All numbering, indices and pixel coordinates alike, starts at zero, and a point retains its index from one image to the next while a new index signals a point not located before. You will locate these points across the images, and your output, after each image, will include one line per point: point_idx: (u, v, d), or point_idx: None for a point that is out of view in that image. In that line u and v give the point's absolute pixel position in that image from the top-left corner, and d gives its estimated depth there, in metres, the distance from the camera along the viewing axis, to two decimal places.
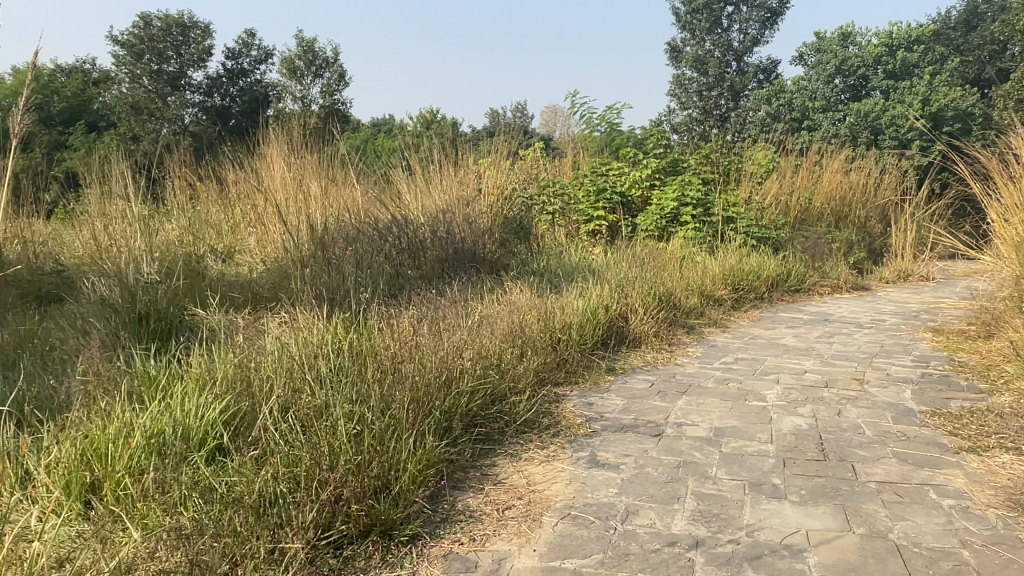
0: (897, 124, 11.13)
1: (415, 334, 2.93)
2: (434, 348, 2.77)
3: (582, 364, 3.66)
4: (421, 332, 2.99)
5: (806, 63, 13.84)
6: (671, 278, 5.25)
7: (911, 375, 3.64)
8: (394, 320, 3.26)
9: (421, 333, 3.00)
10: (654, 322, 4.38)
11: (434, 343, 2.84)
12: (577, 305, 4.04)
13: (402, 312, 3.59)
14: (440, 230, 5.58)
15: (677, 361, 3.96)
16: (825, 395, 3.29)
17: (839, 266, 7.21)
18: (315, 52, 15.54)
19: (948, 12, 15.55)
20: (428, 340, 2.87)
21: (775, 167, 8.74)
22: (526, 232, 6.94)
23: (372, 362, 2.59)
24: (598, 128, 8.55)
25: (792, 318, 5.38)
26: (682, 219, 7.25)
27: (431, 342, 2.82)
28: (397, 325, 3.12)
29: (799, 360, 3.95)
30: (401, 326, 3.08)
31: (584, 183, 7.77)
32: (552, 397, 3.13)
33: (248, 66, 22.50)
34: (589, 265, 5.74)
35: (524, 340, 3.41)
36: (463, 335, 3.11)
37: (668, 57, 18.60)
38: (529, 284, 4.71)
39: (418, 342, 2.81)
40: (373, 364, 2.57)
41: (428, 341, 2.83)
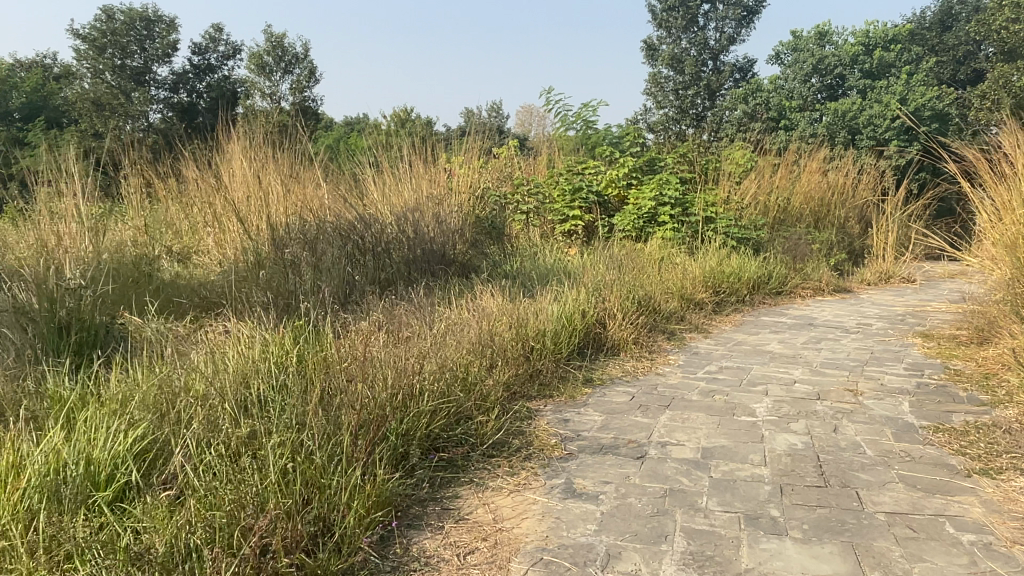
0: (874, 123, 11.04)
1: (370, 347, 2.64)
2: (390, 362, 2.48)
3: (556, 375, 3.39)
4: (377, 344, 2.70)
5: (782, 62, 13.72)
6: (650, 281, 5.00)
7: (906, 385, 3.42)
8: (348, 332, 2.97)
9: (378, 345, 2.70)
10: (633, 328, 4.13)
11: (390, 356, 2.54)
12: (550, 311, 3.77)
13: (360, 323, 3.30)
14: (408, 230, 5.28)
15: (658, 371, 3.70)
16: (818, 408, 3.05)
17: (820, 267, 7.02)
18: (285, 48, 15.15)
19: (923, 13, 15.54)
20: (384, 353, 2.58)
21: (754, 167, 8.56)
22: (499, 231, 6.65)
23: (318, 381, 2.29)
24: (573, 126, 8.31)
25: (775, 322, 5.16)
26: (661, 219, 7.02)
27: (387, 355, 2.53)
28: (353, 337, 2.82)
29: (788, 369, 3.71)
30: (355, 338, 2.78)
31: (559, 182, 7.52)
32: (523, 414, 2.84)
33: (216, 62, 21.97)
34: (565, 267, 5.48)
35: (492, 351, 3.14)
36: (425, 347, 2.82)
37: (644, 55, 18.43)
38: (501, 288, 4.43)
39: (373, 356, 2.51)
40: (318, 383, 2.28)
41: (384, 354, 2.53)
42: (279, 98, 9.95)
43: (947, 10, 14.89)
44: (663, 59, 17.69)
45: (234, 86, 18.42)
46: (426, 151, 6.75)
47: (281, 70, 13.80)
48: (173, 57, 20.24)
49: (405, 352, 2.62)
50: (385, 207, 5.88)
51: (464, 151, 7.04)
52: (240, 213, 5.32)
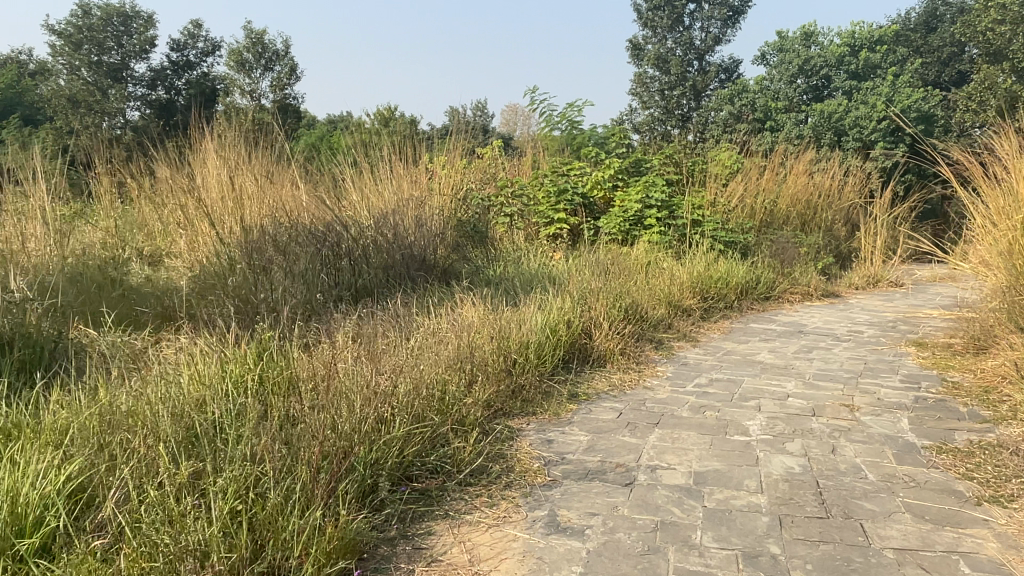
0: (860, 125, 10.96)
1: (340, 366, 2.46)
2: (360, 383, 2.30)
3: (540, 391, 3.21)
4: (348, 361, 2.51)
5: (768, 62, 13.63)
6: (637, 287, 4.84)
7: (904, 399, 3.28)
8: (318, 347, 2.78)
9: (348, 362, 2.52)
10: (619, 338, 3.97)
11: (360, 376, 2.36)
12: (534, 322, 3.60)
13: (332, 338, 3.11)
14: (387, 233, 5.09)
15: (646, 384, 3.53)
16: (814, 426, 2.89)
17: (808, 272, 6.89)
18: (265, 45, 14.86)
19: (908, 14, 15.51)
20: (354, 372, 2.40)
21: (741, 169, 8.44)
22: (482, 234, 6.47)
23: (279, 406, 2.10)
24: (558, 127, 8.15)
25: (765, 330, 5.02)
26: (647, 222, 6.87)
27: (357, 375, 2.34)
28: (322, 354, 2.64)
29: (780, 382, 3.56)
30: (325, 355, 2.60)
31: (544, 184, 7.35)
32: (504, 436, 2.66)
33: (195, 58, 21.61)
34: (549, 273, 5.31)
35: (473, 367, 2.96)
36: (399, 364, 2.63)
37: (629, 55, 18.31)
38: (482, 296, 4.26)
39: (343, 376, 2.33)
40: (278, 408, 2.09)
41: (355, 374, 2.34)
42: (257, 96, 9.73)
43: (931, 11, 14.86)
44: (648, 59, 17.59)
45: (213, 82, 18.11)
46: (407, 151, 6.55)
47: (261, 67, 13.54)
48: (150, 52, 19.85)
49: (377, 371, 2.44)
50: (365, 211, 5.68)
51: (447, 151, 6.85)
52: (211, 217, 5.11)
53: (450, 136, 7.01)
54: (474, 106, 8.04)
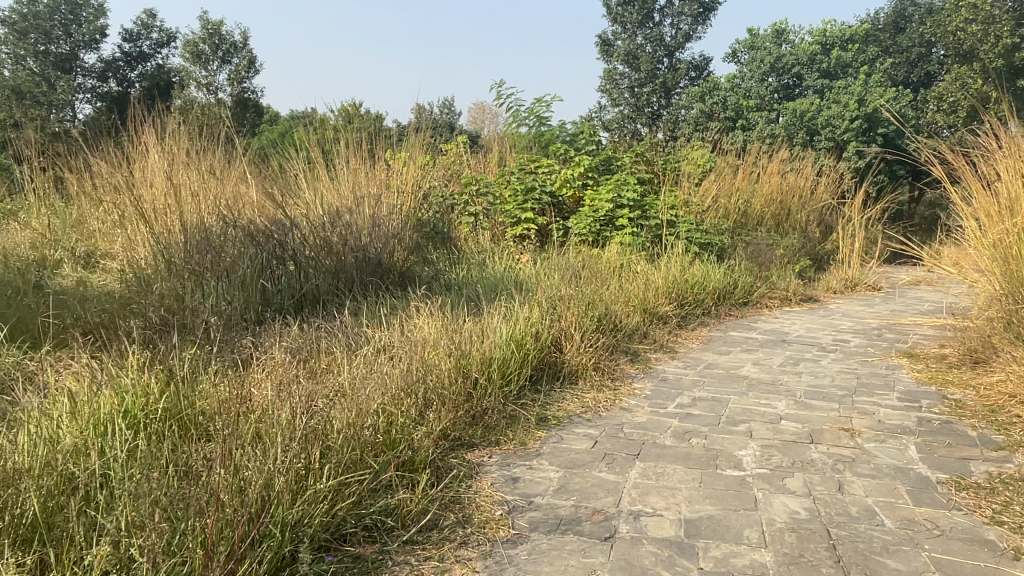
0: (833, 124, 10.90)
1: (260, 403, 2.07)
2: (282, 426, 1.91)
3: (503, 417, 2.82)
4: (272, 392, 2.12)
5: (738, 60, 13.45)
6: (610, 294, 4.49)
7: (907, 421, 2.97)
8: (241, 378, 2.39)
9: (273, 394, 2.13)
10: (593, 352, 3.60)
11: (283, 416, 1.97)
12: (496, 334, 3.21)
13: (264, 364, 2.70)
14: (340, 234, 4.65)
15: (623, 405, 3.17)
16: (815, 456, 2.55)
17: (786, 276, 6.63)
18: (222, 36, 14.25)
19: (877, 13, 15.46)
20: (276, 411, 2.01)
21: (714, 169, 8.18)
22: (446, 234, 6.05)
23: (175, 458, 1.71)
24: (526, 123, 7.78)
25: (746, 339, 4.70)
26: (619, 222, 6.54)
27: (281, 416, 1.95)
28: (243, 386, 2.25)
29: (770, 401, 3.23)
30: (247, 387, 2.20)
31: (511, 181, 6.97)
32: (461, 474, 2.26)
33: (148, 49, 20.84)
34: (517, 277, 4.93)
35: (426, 394, 2.58)
36: (336, 400, 2.24)
37: (598, 50, 18.00)
38: (441, 304, 3.86)
39: (262, 422, 1.94)
40: (174, 460, 1.70)
41: (280, 416, 1.95)
42: (213, 87, 9.22)
43: (900, 11, 14.82)
44: (618, 56, 17.32)
45: (167, 75, 17.34)
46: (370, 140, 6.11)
47: (217, 58, 12.98)
48: (101, 42, 19.02)
49: (305, 405, 2.05)
50: (317, 208, 5.23)
51: (410, 145, 6.43)
52: (145, 209, 4.61)
53: (412, 128, 6.59)
54: (441, 101, 7.64)
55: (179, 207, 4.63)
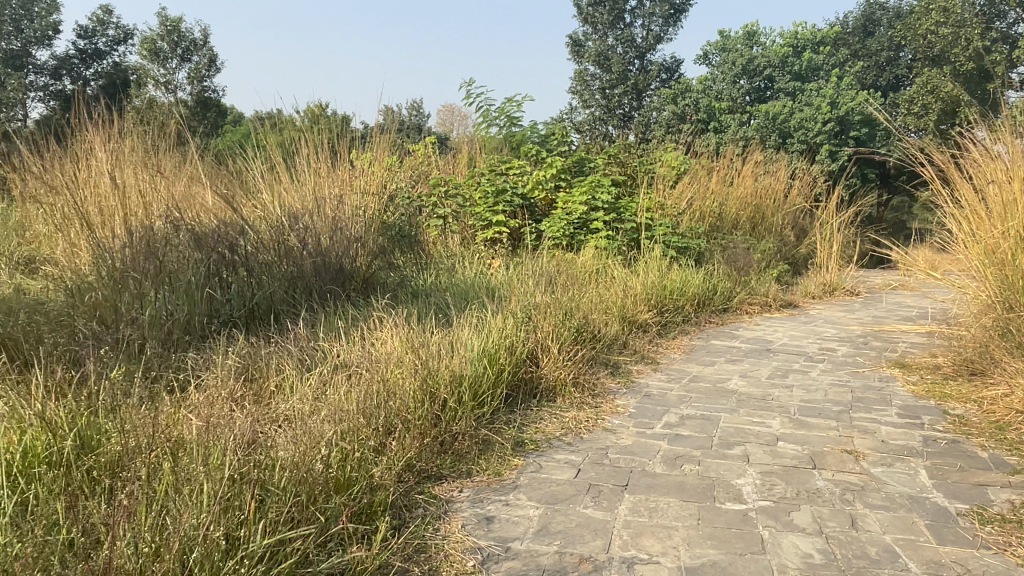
0: (806, 127, 10.84)
1: (185, 449, 1.79)
2: (207, 477, 1.63)
3: (476, 443, 2.53)
4: (202, 432, 1.84)
5: (710, 62, 13.36)
6: (588, 301, 4.23)
7: (912, 442, 2.75)
8: (171, 414, 2.10)
9: (203, 434, 1.84)
10: (572, 367, 3.33)
11: (210, 465, 1.69)
12: (466, 347, 2.92)
13: (202, 395, 2.41)
14: (298, 237, 4.31)
15: (607, 425, 2.89)
16: (821, 485, 2.31)
17: (765, 282, 6.43)
18: (182, 33, 13.72)
19: (846, 16, 15.51)
20: (203, 457, 1.73)
21: (689, 171, 7.99)
22: (413, 237, 5.73)
23: (68, 522, 1.43)
24: (496, 124, 7.51)
25: (729, 348, 4.47)
26: (593, 226, 6.30)
27: (207, 464, 1.68)
28: (171, 424, 1.96)
29: (764, 420, 2.99)
30: (174, 426, 1.91)
31: (480, 183, 6.68)
32: (428, 517, 1.98)
33: (104, 46, 20.15)
34: (489, 284, 4.65)
35: (388, 421, 2.30)
36: (279, 436, 1.96)
37: (569, 51, 17.78)
38: (407, 314, 3.56)
39: (187, 470, 1.65)
40: (66, 527, 1.42)
41: (207, 466, 1.67)
42: (171, 85, 8.80)
43: (868, 15, 14.88)
44: (588, 56, 17.13)
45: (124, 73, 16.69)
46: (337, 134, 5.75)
47: (177, 56, 12.47)
48: (54, 38, 18.25)
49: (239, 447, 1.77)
50: (276, 210, 4.89)
51: (376, 145, 6.13)
52: (87, 212, 4.23)
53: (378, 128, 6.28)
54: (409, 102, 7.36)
55: (123, 207, 4.26)
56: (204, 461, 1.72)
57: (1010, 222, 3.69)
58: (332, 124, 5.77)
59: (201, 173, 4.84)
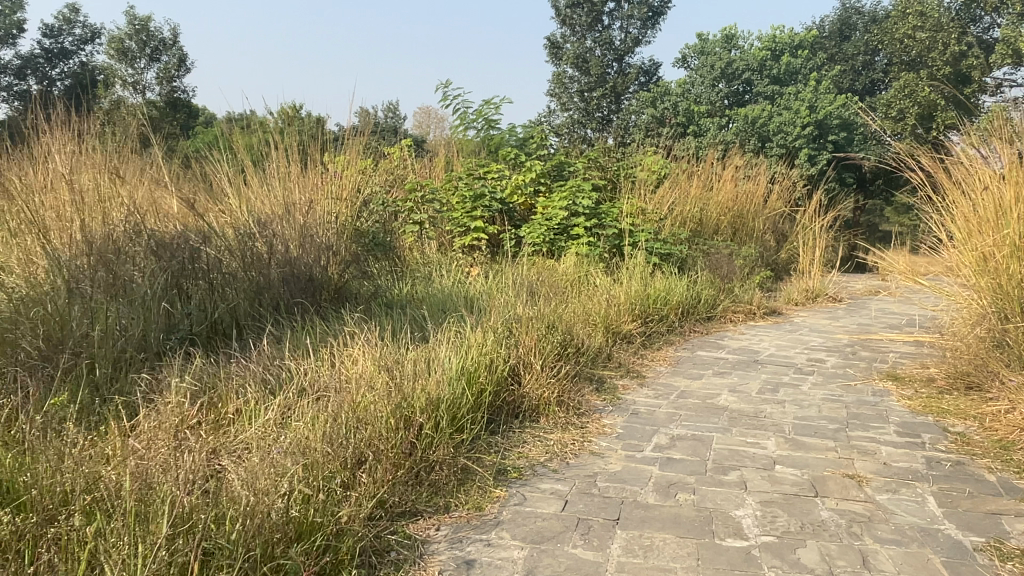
0: (785, 131, 10.80)
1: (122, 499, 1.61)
2: (139, 543, 1.46)
3: (455, 472, 2.34)
4: (144, 479, 1.67)
5: (688, 66, 13.30)
6: (570, 312, 4.06)
7: (916, 464, 2.61)
8: (116, 453, 1.93)
9: (145, 483, 1.68)
10: (556, 385, 3.15)
11: (146, 526, 1.53)
12: (443, 367, 2.75)
13: (154, 425, 2.22)
14: (266, 247, 4.09)
15: (594, 449, 2.71)
16: (825, 515, 2.15)
17: (748, 289, 6.31)
18: (151, 32, 13.32)
19: (822, 21, 15.59)
20: (139, 516, 1.56)
21: (670, 175, 7.87)
22: (388, 243, 5.52)
23: None
24: (474, 127, 7.33)
25: (716, 360, 4.31)
26: (574, 231, 6.14)
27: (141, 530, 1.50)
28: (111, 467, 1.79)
29: (758, 441, 2.83)
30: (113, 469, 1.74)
31: (458, 187, 6.48)
32: (400, 564, 1.82)
33: (71, 46, 19.62)
34: (467, 294, 4.46)
35: (359, 452, 2.12)
36: (233, 479, 1.79)
37: (547, 53, 17.65)
38: (380, 328, 3.36)
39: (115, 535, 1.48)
40: None
41: (139, 531, 1.49)
42: (139, 85, 8.50)
43: (844, 19, 14.97)
44: (566, 59, 16.99)
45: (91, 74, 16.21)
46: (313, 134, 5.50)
47: (145, 56, 12.10)
48: (17, 36, 17.69)
49: (185, 497, 1.61)
50: (244, 214, 4.65)
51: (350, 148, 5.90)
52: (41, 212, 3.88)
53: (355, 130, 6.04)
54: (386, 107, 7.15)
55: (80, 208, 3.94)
56: (140, 521, 1.55)
57: (1001, 230, 3.60)
58: (305, 126, 5.55)
59: (167, 174, 4.59)
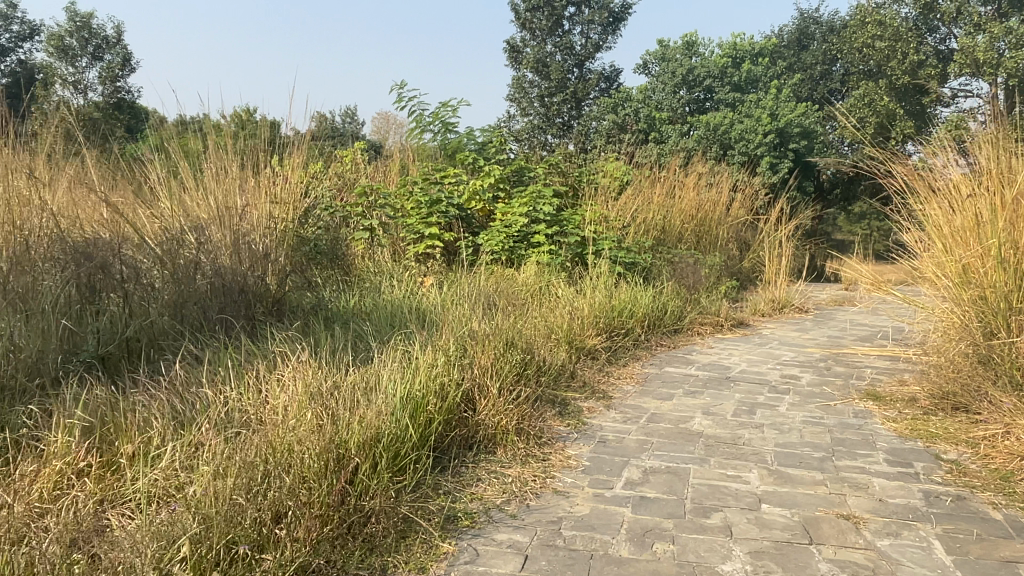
0: (746, 138, 10.69)
1: None
2: None
3: (396, 522, 2.01)
4: None
5: (649, 72, 13.15)
6: (530, 328, 3.74)
7: (913, 500, 2.35)
8: None
9: None
10: (514, 411, 2.83)
11: None
12: (387, 394, 2.42)
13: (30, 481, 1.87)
14: (194, 256, 3.69)
15: (559, 487, 2.38)
16: (824, 569, 1.86)
17: (715, 299, 6.06)
18: (93, 28, 12.63)
19: (780, 30, 15.70)
20: None
21: (632, 182, 7.63)
22: (333, 253, 5.10)
23: None
24: (430, 129, 7.00)
25: (685, 377, 4.03)
26: (535, 239, 5.84)
27: None
28: None
29: (740, 473, 2.54)
30: None
31: (412, 192, 6.08)
32: None
33: (8, 43, 18.66)
34: (418, 307, 4.10)
35: (279, 504, 1.81)
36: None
37: (507, 57, 17.38)
38: (318, 348, 3.00)
39: None
40: None
41: None
42: (81, 84, 7.98)
43: (802, 29, 15.10)
44: (526, 63, 16.73)
45: None
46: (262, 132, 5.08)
47: (87, 54, 11.45)
48: None
49: None
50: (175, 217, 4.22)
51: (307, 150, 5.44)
52: None
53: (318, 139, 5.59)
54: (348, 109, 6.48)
55: None
56: None
57: (982, 239, 3.40)
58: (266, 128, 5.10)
59: (89, 173, 4.13)
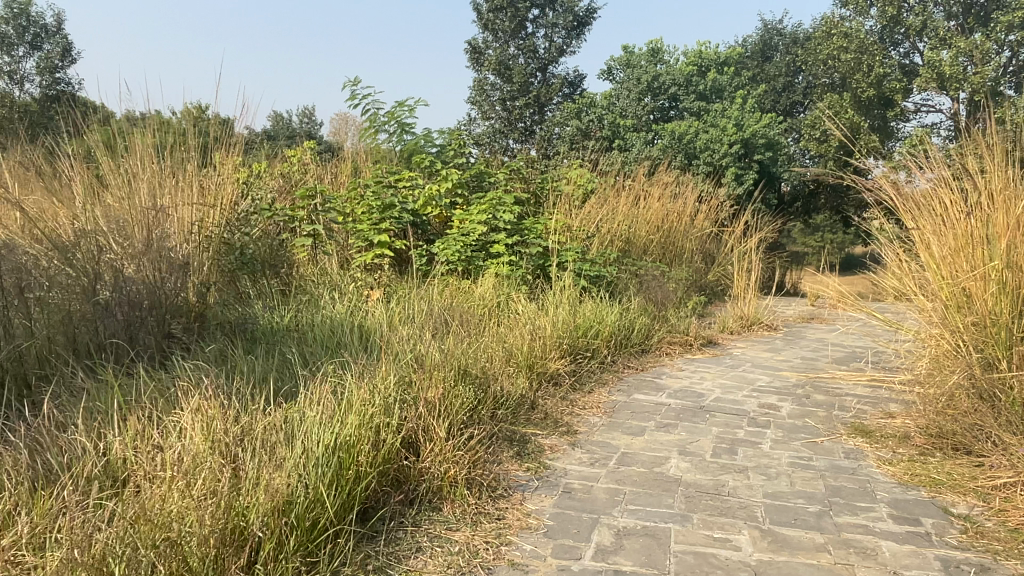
0: (712, 148, 10.45)
1: None
2: None
3: None
4: None
5: (614, 78, 12.88)
6: (486, 352, 3.33)
7: (932, 572, 2.00)
8: None
9: None
10: (465, 456, 2.41)
11: None
12: (307, 444, 2.01)
13: None
14: (98, 267, 3.20)
15: (514, 558, 1.97)
16: None
17: (684, 317, 5.72)
18: (29, 15, 11.82)
19: (744, 41, 15.63)
20: None
21: (597, 190, 7.28)
22: (269, 261, 4.57)
23: None
24: (384, 130, 6.54)
25: (656, 407, 3.64)
26: (494, 249, 5.42)
27: None
28: None
29: (728, 537, 2.16)
30: None
31: (364, 196, 5.60)
32: None
33: None
34: (361, 325, 3.65)
35: None
36: None
37: (468, 58, 16.96)
38: (233, 378, 2.55)
39: None
40: None
41: None
42: (10, 71, 7.34)
43: (766, 40, 15.04)
44: (488, 65, 16.32)
45: None
46: (195, 126, 4.58)
47: (23, 42, 10.70)
48: None
49: None
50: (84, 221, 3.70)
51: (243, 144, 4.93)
52: None
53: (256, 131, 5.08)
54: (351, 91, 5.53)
55: None
56: None
57: (978, 265, 3.10)
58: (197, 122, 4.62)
59: None
